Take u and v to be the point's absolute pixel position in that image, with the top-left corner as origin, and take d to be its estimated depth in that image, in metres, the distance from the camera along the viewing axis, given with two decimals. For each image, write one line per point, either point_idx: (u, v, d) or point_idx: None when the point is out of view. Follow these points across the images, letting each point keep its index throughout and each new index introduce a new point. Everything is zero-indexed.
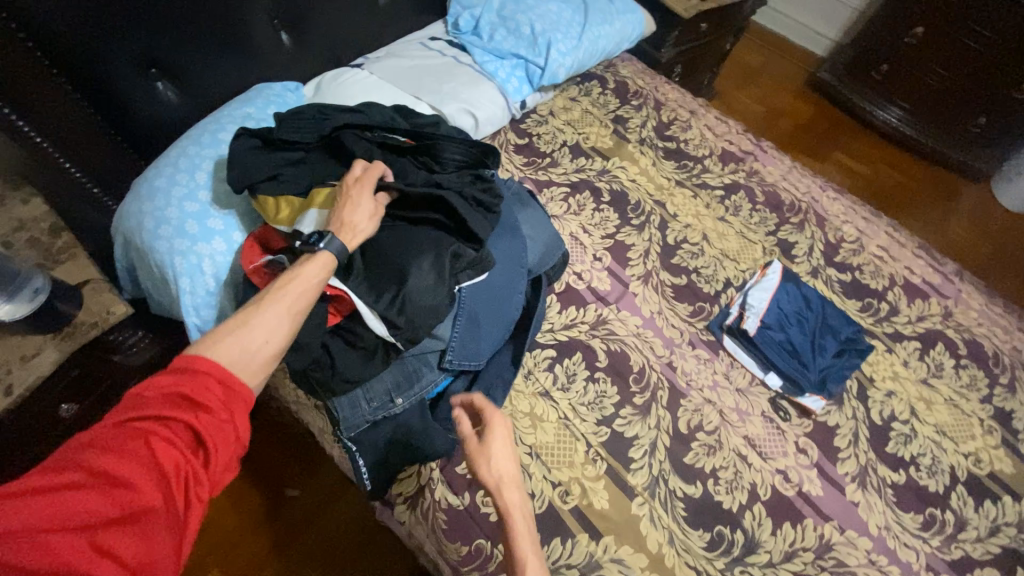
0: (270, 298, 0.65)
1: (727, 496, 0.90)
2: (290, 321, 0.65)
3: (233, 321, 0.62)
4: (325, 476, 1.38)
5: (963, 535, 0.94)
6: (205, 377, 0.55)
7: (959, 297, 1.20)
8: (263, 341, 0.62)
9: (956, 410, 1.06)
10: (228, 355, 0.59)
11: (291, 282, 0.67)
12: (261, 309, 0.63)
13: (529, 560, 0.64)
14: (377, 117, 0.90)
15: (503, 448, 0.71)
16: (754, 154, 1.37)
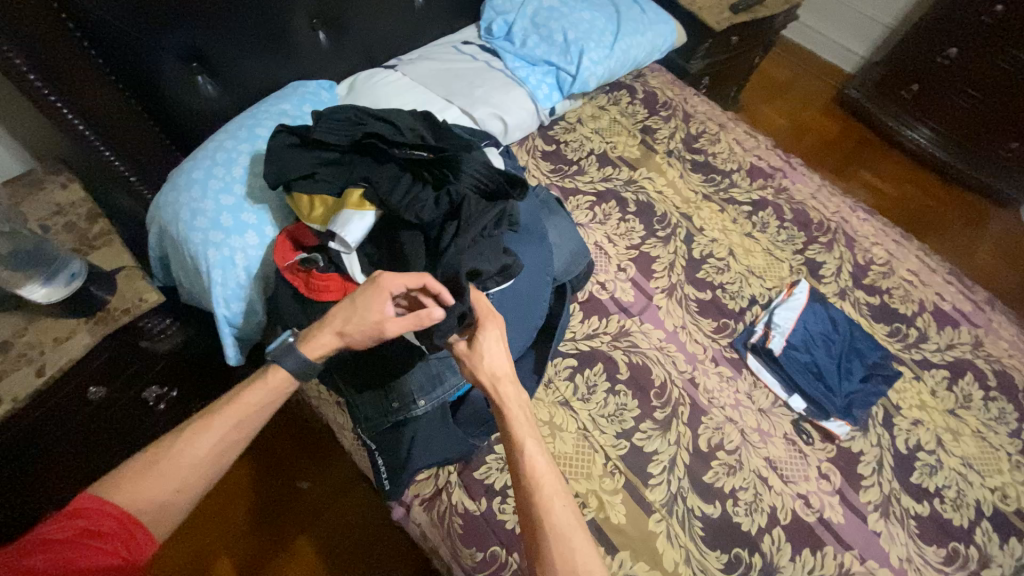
0: (193, 430, 0.63)
1: (746, 518, 0.89)
2: (213, 458, 0.63)
3: (150, 457, 0.61)
4: (337, 470, 1.38)
5: (987, 572, 0.91)
6: (102, 522, 0.55)
7: (990, 326, 1.17)
8: (174, 486, 0.60)
9: (984, 443, 1.03)
10: (138, 497, 0.58)
11: (223, 413, 0.65)
12: (189, 443, 0.62)
13: (526, 444, 0.66)
14: (410, 129, 0.86)
15: (490, 342, 0.72)
16: (783, 171, 1.36)
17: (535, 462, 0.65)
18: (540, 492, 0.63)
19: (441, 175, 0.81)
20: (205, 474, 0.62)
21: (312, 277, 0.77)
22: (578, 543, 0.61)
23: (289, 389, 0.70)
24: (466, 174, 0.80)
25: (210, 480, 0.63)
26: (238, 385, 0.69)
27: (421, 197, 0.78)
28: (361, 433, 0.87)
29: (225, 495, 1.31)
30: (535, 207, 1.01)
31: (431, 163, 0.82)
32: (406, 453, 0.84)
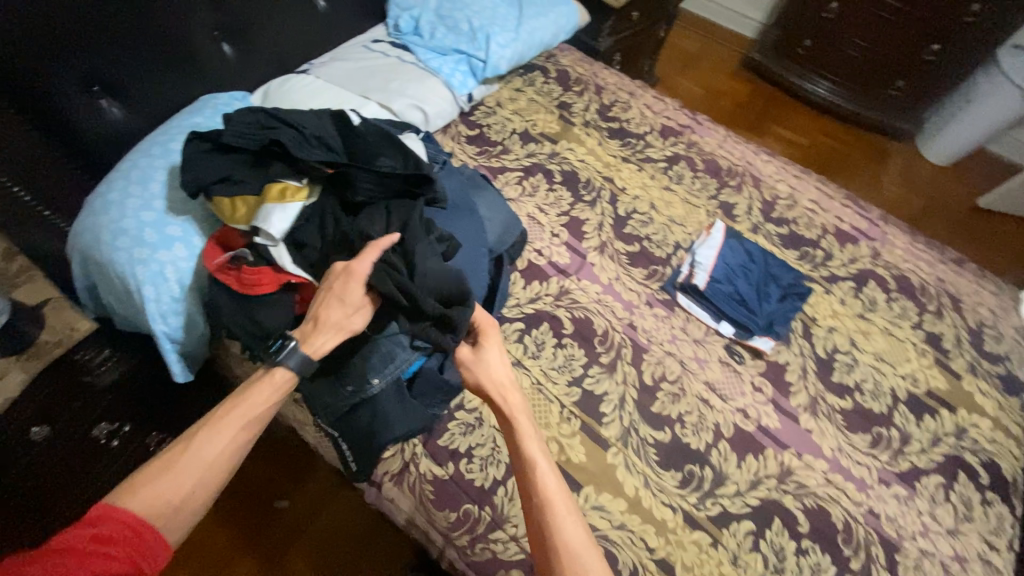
0: (203, 431, 0.67)
1: (693, 437, 0.97)
2: (227, 454, 0.67)
3: (164, 460, 0.65)
4: (313, 484, 1.37)
5: (909, 448, 1.01)
6: (118, 526, 0.58)
7: (885, 238, 1.31)
8: (190, 485, 0.64)
9: (892, 338, 1.14)
10: (154, 498, 0.62)
11: (231, 411, 0.70)
12: (199, 444, 0.66)
13: (539, 463, 0.73)
14: (318, 132, 0.88)
15: (490, 360, 0.83)
16: (690, 127, 1.47)
17: (545, 478, 0.72)
18: (552, 509, 0.69)
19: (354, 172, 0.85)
20: (220, 471, 0.66)
21: (244, 273, 0.79)
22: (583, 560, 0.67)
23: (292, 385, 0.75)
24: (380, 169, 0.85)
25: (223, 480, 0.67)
26: (242, 387, 0.73)
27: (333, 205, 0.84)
28: (321, 423, 0.89)
29: (202, 529, 1.28)
30: (462, 185, 1.06)
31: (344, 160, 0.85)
32: (367, 432, 0.87)
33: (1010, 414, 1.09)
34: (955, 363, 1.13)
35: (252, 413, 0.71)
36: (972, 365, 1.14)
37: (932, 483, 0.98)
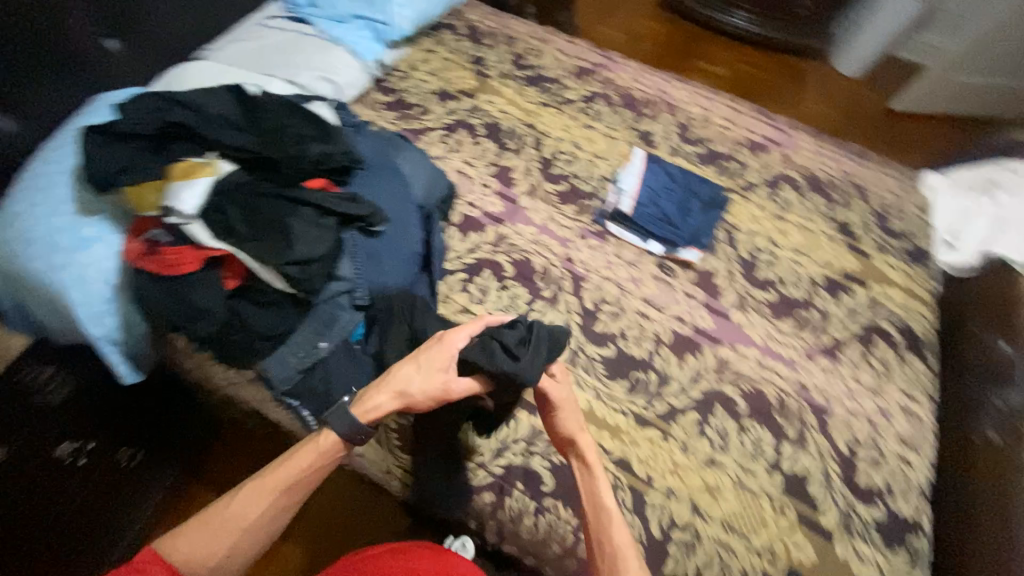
0: (247, 494, 0.71)
1: (636, 348, 1.04)
2: (265, 518, 0.72)
3: (209, 518, 0.70)
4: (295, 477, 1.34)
5: (832, 324, 1.10)
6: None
7: (794, 143, 1.40)
8: (227, 544, 0.69)
9: (808, 231, 1.23)
10: (195, 553, 0.67)
11: (273, 475, 0.73)
12: (243, 505, 0.71)
13: (608, 503, 0.78)
14: (221, 110, 0.89)
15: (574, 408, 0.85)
16: (604, 65, 1.50)
17: (612, 509, 0.78)
18: (615, 540, 0.75)
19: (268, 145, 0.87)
20: (257, 534, 0.71)
21: (164, 255, 0.80)
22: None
23: (335, 456, 0.77)
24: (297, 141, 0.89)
25: (260, 541, 0.71)
26: (289, 451, 0.76)
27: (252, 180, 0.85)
28: (277, 397, 0.90)
29: None
30: (380, 148, 1.07)
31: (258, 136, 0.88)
32: (326, 394, 0.88)
33: (918, 281, 1.20)
34: (864, 245, 1.23)
35: (293, 478, 0.74)
36: (880, 243, 1.24)
37: (854, 351, 1.07)
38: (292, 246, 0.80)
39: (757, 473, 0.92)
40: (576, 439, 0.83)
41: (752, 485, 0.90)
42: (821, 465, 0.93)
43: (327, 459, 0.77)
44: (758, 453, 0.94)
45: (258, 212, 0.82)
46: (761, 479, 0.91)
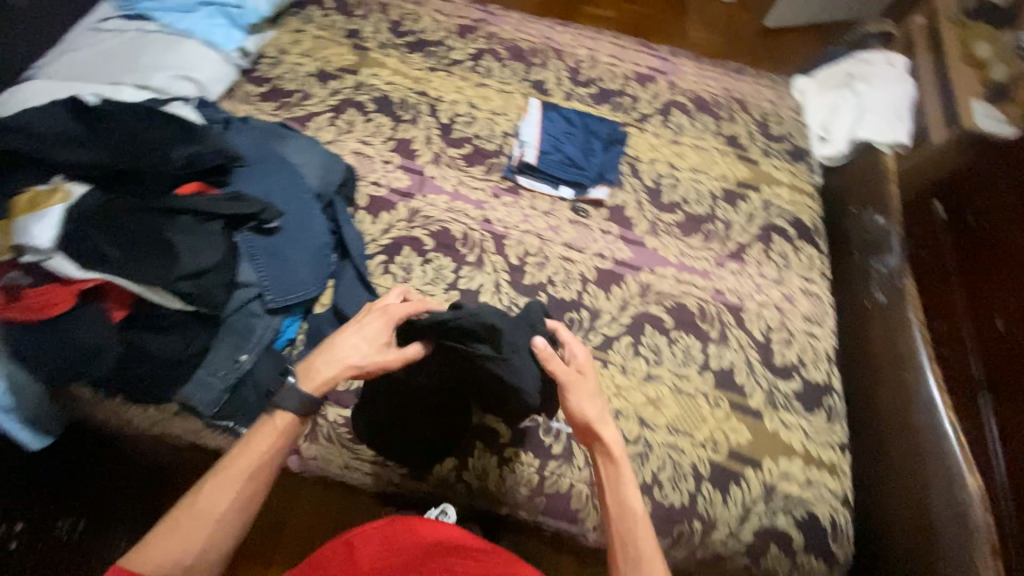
0: (212, 486, 0.65)
1: (566, 291, 1.07)
2: (237, 507, 0.66)
3: (175, 520, 0.63)
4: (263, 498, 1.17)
5: (735, 231, 1.20)
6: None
7: (677, 70, 1.46)
8: (200, 542, 0.63)
9: (702, 151, 1.31)
10: (165, 559, 0.61)
11: (237, 460, 0.67)
12: (206, 497, 0.64)
13: (634, 501, 0.72)
14: (55, 128, 0.79)
15: (592, 395, 0.77)
16: (485, 20, 1.47)
17: (636, 505, 0.72)
18: (635, 539, 0.69)
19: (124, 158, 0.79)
20: (231, 524, 0.65)
21: (29, 298, 0.72)
22: (637, 525, 0.70)
23: (297, 429, 0.72)
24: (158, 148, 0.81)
25: (233, 532, 0.65)
26: (248, 434, 0.71)
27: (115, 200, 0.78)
28: (210, 422, 0.85)
29: None
30: (259, 141, 1.00)
31: (108, 151, 0.79)
32: (260, 405, 0.85)
33: (801, 177, 1.31)
34: (752, 153, 1.33)
35: (260, 460, 0.69)
36: (765, 150, 1.34)
37: (757, 251, 1.17)
38: (176, 258, 0.75)
39: (691, 377, 1.00)
40: (593, 397, 0.77)
41: (687, 388, 0.99)
42: (743, 356, 1.03)
43: (293, 434, 0.73)
44: (689, 360, 1.02)
45: (127, 230, 0.75)
46: (695, 381, 1.00)
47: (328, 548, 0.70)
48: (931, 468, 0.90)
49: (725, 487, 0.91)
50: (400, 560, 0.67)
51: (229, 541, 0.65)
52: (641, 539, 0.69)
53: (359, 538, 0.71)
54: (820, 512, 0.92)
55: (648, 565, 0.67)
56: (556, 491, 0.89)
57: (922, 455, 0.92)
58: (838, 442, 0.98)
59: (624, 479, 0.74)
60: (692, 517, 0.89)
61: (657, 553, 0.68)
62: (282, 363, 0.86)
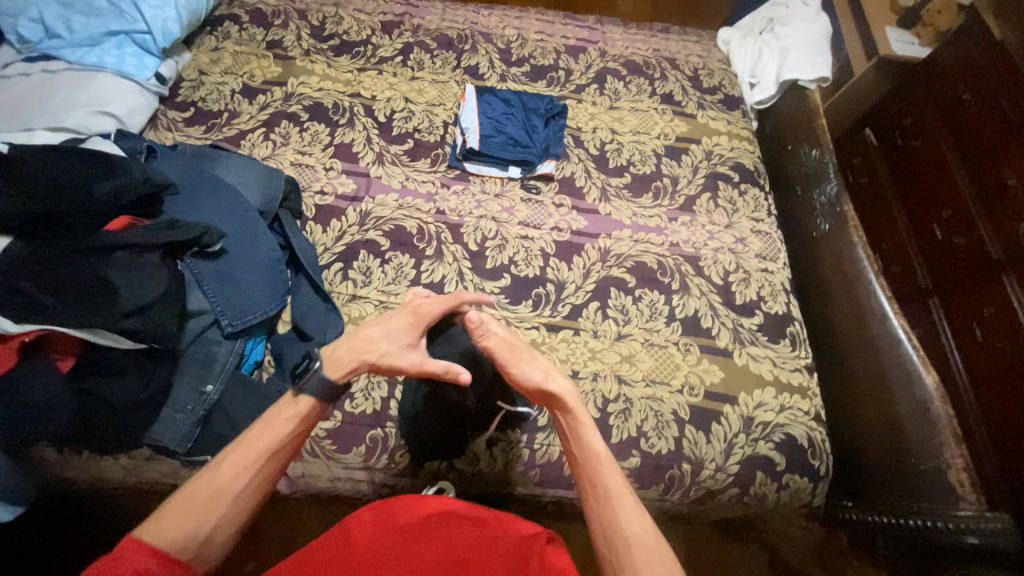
0: (233, 464, 0.65)
1: (528, 268, 1.09)
2: (254, 485, 0.66)
3: (190, 495, 0.63)
4: (267, 524, 1.11)
5: (682, 185, 1.23)
6: (142, 560, 0.56)
7: (606, 37, 1.48)
8: (216, 517, 0.63)
9: (640, 112, 1.33)
10: (179, 532, 0.60)
11: (255, 439, 0.68)
12: (223, 469, 0.65)
13: (593, 441, 0.73)
14: None
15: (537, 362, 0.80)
16: (408, 13, 1.45)
17: (596, 444, 0.73)
18: (603, 479, 0.70)
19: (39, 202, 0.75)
20: (246, 501, 0.66)
21: None
22: (606, 470, 0.71)
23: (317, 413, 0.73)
24: (78, 186, 0.78)
25: (248, 507, 0.66)
26: (266, 414, 0.71)
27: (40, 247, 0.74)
28: (185, 459, 0.83)
29: None
30: (190, 165, 0.97)
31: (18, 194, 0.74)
32: (235, 431, 0.83)
33: (738, 124, 1.36)
34: (688, 108, 1.36)
35: (281, 440, 0.69)
36: (700, 103, 1.37)
37: (705, 201, 1.21)
38: (117, 296, 0.72)
39: (660, 330, 1.03)
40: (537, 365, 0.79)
41: (658, 341, 1.02)
42: (705, 302, 1.07)
43: (314, 419, 0.74)
44: (656, 314, 1.05)
45: (59, 274, 0.72)
46: (664, 333, 1.03)
47: (326, 537, 0.70)
48: (901, 391, 0.95)
49: (707, 427, 0.95)
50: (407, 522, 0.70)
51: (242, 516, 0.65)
52: (610, 481, 0.69)
53: (355, 523, 0.71)
54: (797, 433, 0.96)
55: (620, 504, 0.67)
56: (547, 461, 0.91)
57: (888, 378, 0.98)
58: (805, 365, 1.03)
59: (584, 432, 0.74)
60: (680, 460, 0.92)
61: (627, 491, 0.69)
62: (252, 385, 0.86)
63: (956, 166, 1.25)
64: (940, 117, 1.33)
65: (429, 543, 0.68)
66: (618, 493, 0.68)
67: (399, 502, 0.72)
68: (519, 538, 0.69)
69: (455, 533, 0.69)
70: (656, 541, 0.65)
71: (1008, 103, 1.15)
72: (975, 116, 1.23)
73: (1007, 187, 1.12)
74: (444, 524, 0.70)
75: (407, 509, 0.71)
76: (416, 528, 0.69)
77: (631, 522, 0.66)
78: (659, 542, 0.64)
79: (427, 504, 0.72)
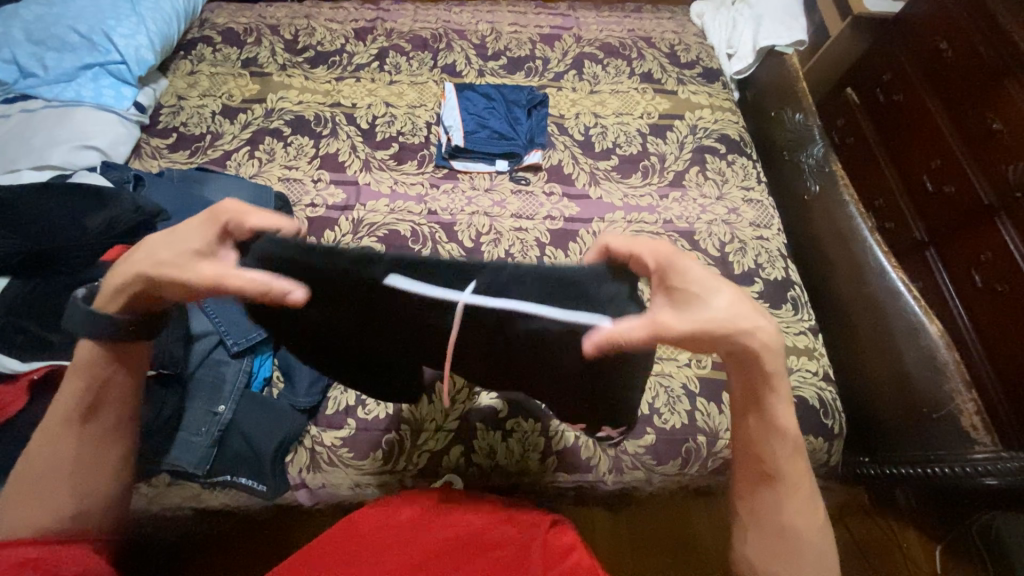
0: (42, 439, 0.61)
1: (526, 259, 1.09)
2: (89, 445, 0.63)
3: (20, 484, 0.60)
4: (298, 537, 1.11)
5: (669, 162, 1.23)
6: (26, 551, 0.57)
7: (579, 22, 1.48)
8: (70, 496, 0.61)
9: (621, 94, 1.33)
10: (35, 516, 0.60)
11: (55, 411, 0.61)
12: (40, 449, 0.61)
13: (782, 421, 0.61)
14: None
15: (704, 292, 0.53)
16: (380, 18, 1.45)
17: (788, 427, 0.61)
18: (781, 474, 0.62)
19: (38, 240, 0.75)
20: (86, 468, 0.63)
21: None
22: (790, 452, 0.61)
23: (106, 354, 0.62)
24: (73, 222, 0.78)
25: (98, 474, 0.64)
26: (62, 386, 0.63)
27: (47, 288, 0.75)
28: (205, 482, 0.83)
29: None
30: (178, 189, 0.97)
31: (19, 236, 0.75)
32: (252, 448, 0.84)
33: (719, 96, 1.35)
34: (669, 85, 1.36)
35: (86, 399, 0.62)
36: (679, 78, 1.37)
37: (694, 175, 1.21)
38: None
39: None
40: (697, 278, 0.53)
41: None
42: None
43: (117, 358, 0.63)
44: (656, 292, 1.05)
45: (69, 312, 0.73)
46: None
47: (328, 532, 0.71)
48: (905, 344, 0.96)
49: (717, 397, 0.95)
50: (408, 514, 0.72)
51: (95, 479, 0.64)
52: (791, 469, 0.62)
53: (359, 516, 0.72)
54: (808, 395, 0.97)
55: (794, 491, 0.62)
56: (564, 447, 0.92)
57: (894, 332, 0.98)
58: (809, 328, 1.04)
59: (778, 409, 0.60)
60: (694, 433, 0.93)
61: (807, 479, 0.63)
62: (264, 402, 0.86)
63: (940, 114, 1.26)
64: (920, 69, 1.33)
65: (437, 530, 0.70)
66: (792, 483, 0.62)
67: (402, 495, 0.75)
68: (524, 525, 0.71)
69: (459, 516, 0.72)
70: (823, 529, 0.63)
71: (986, 48, 1.16)
72: (956, 63, 1.23)
73: (993, 132, 1.12)
74: (448, 510, 0.73)
75: (408, 504, 0.73)
76: (417, 517, 0.71)
77: (803, 515, 0.62)
78: (826, 533, 0.63)
79: (426, 496, 0.75)
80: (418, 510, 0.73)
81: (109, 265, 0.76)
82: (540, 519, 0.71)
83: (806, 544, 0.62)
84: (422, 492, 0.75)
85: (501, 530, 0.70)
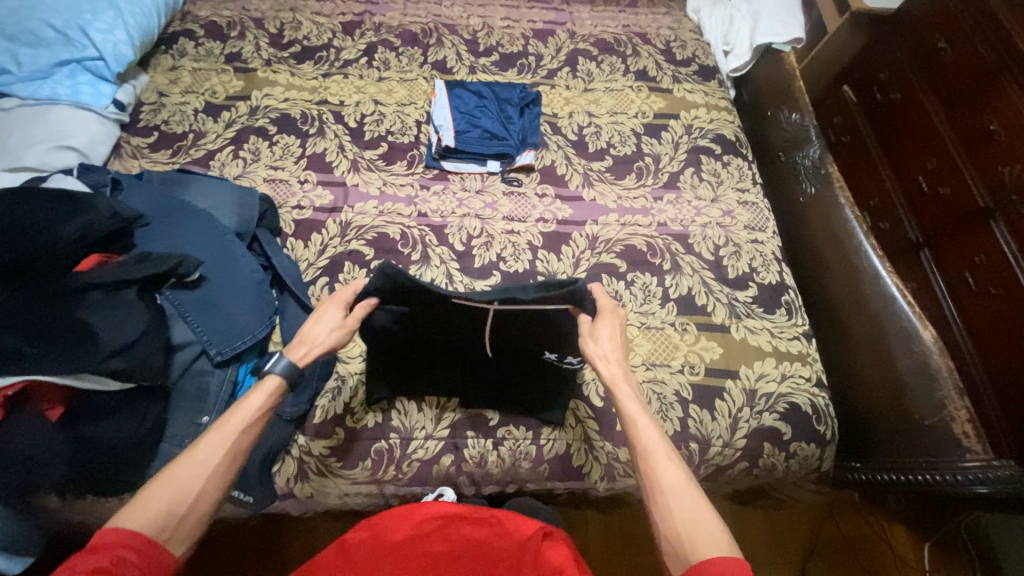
0: (211, 440, 0.63)
1: (517, 262, 1.07)
2: (231, 461, 0.63)
3: (171, 471, 0.60)
4: (289, 543, 1.10)
5: (664, 163, 1.21)
6: (124, 552, 0.53)
7: (573, 17, 1.44)
8: (196, 491, 0.60)
9: (616, 92, 1.31)
10: (158, 509, 0.57)
11: (231, 419, 0.66)
12: (199, 445, 0.62)
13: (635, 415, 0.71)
14: None
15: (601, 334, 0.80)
16: (368, 11, 1.41)
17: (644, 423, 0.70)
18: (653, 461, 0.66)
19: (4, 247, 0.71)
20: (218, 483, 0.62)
21: None
22: (643, 429, 0.70)
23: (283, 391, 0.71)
24: (42, 229, 0.74)
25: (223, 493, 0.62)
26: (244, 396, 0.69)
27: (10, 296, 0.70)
28: None
29: None
30: (158, 191, 0.94)
31: None
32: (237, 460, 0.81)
33: (715, 94, 1.33)
34: (664, 83, 1.33)
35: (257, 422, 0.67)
36: (675, 76, 1.35)
37: (688, 176, 1.19)
38: (96, 338, 0.69)
39: (655, 312, 1.02)
40: (604, 334, 0.80)
41: (654, 323, 1.01)
42: (698, 279, 1.06)
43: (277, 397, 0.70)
44: (650, 297, 1.04)
45: (33, 323, 0.69)
46: (660, 315, 1.02)
47: (322, 556, 0.69)
48: (900, 350, 0.96)
49: (710, 404, 0.94)
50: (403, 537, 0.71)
51: (222, 499, 0.63)
52: (648, 440, 0.68)
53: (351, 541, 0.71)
54: (801, 400, 0.96)
55: (655, 457, 0.67)
56: (556, 455, 0.91)
57: (885, 335, 0.98)
58: (803, 333, 1.03)
59: (626, 404, 0.72)
60: (687, 440, 0.92)
61: (662, 443, 0.68)
62: None
63: (936, 115, 1.25)
64: (917, 69, 1.32)
65: (432, 546, 0.71)
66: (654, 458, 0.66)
67: (391, 514, 0.72)
68: (520, 536, 0.71)
69: (456, 533, 0.72)
70: (690, 487, 0.64)
71: (984, 49, 1.14)
72: (955, 64, 1.21)
73: (989, 132, 1.11)
74: (446, 525, 0.73)
75: (401, 524, 0.72)
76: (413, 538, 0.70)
77: (664, 469, 0.65)
78: (692, 488, 0.63)
79: (421, 510, 0.73)
80: (412, 530, 0.71)
81: (85, 275, 0.74)
82: (533, 531, 0.71)
83: (686, 505, 0.62)
84: (414, 509, 0.73)
85: (496, 544, 0.71)
